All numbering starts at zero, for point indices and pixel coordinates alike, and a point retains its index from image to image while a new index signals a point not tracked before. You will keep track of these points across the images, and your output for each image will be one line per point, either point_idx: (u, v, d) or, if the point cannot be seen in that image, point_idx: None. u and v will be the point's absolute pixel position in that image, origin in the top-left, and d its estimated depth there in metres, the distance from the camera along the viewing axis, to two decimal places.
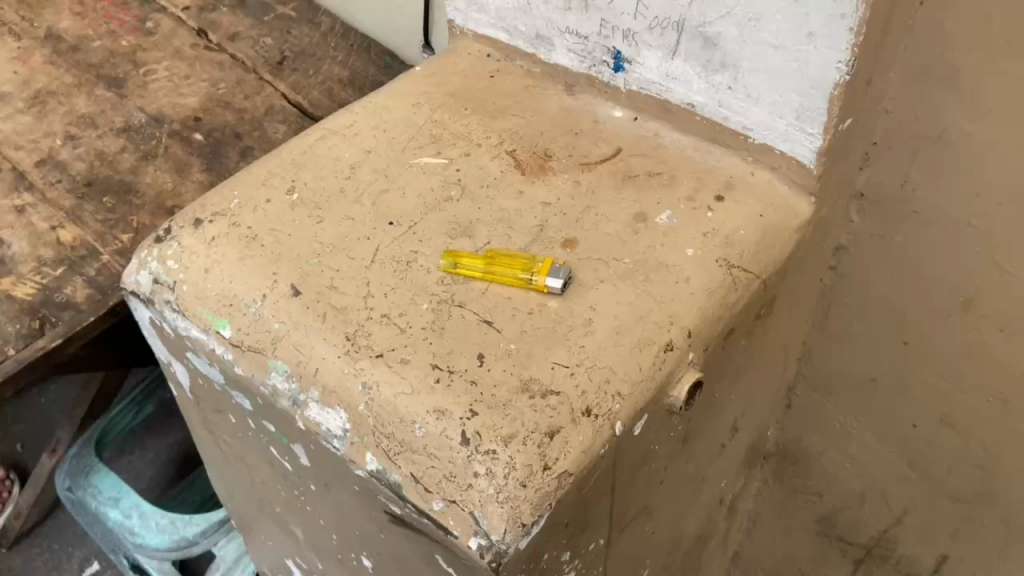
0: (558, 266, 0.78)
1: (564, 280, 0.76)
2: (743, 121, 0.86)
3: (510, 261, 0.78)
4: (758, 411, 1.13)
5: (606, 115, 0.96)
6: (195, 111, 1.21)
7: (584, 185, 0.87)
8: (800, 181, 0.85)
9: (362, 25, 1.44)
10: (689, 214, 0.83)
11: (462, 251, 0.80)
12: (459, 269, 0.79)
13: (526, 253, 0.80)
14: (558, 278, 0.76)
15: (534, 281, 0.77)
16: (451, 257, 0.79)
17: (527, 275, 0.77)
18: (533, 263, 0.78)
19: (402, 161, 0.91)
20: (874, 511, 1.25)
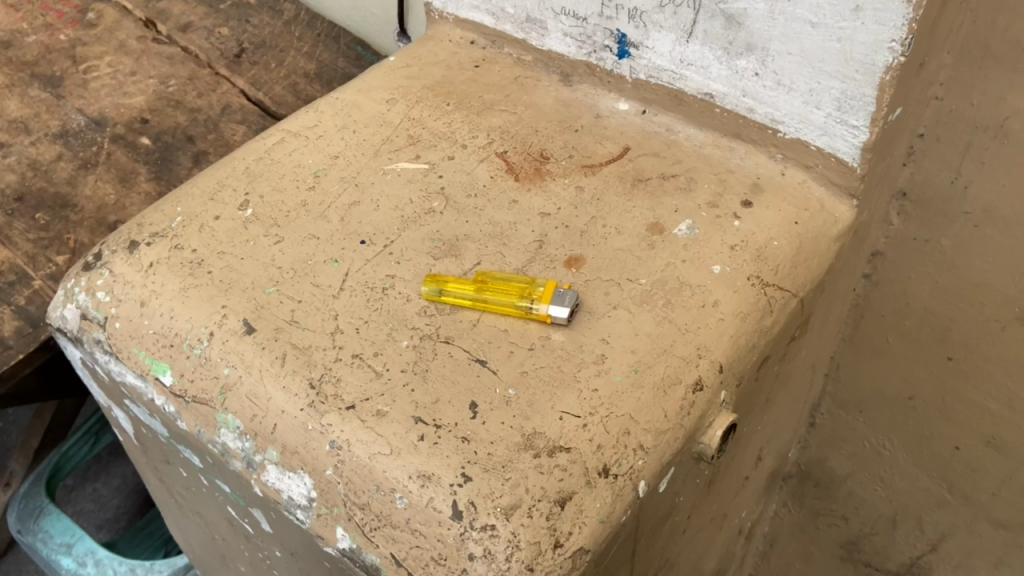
0: (563, 290, 0.65)
1: (571, 307, 0.63)
2: (772, 113, 0.74)
3: (503, 288, 0.66)
4: (783, 438, 1.01)
5: (608, 108, 0.83)
6: (141, 112, 1.08)
7: (588, 191, 0.74)
8: (839, 181, 0.73)
9: (331, 12, 1.31)
10: (713, 223, 0.71)
11: (445, 276, 0.67)
12: (440, 298, 0.66)
13: (521, 277, 0.67)
14: (564, 305, 0.63)
15: (535, 310, 0.64)
16: (433, 283, 0.67)
17: (526, 303, 0.64)
18: (531, 289, 0.65)
19: (374, 167, 0.78)
20: (906, 538, 1.13)
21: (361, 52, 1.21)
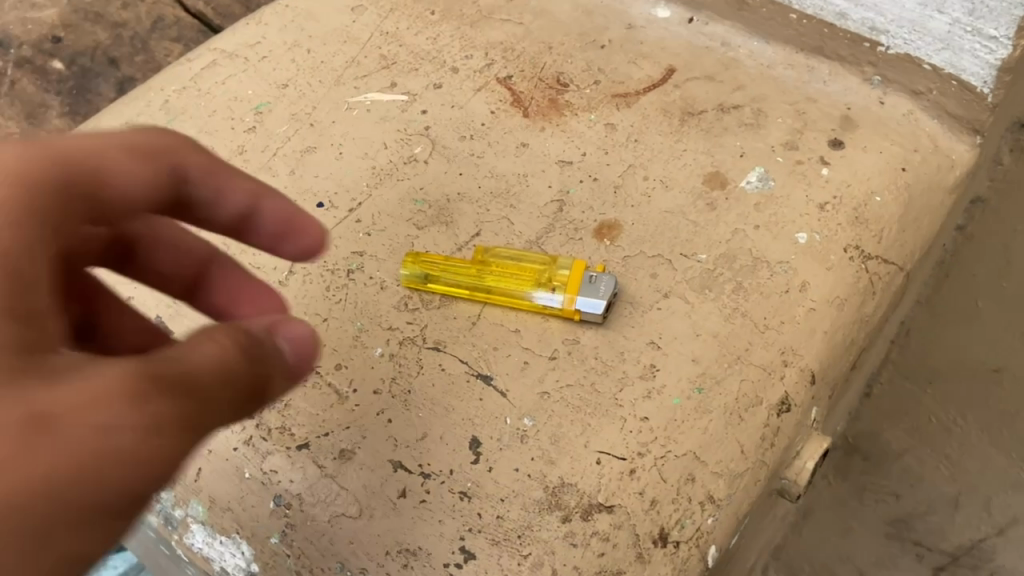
0: (595, 271, 0.47)
1: (607, 298, 0.45)
2: (872, 19, 0.54)
3: (508, 270, 0.48)
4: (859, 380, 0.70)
5: (643, 16, 0.63)
6: (53, 29, 0.85)
7: (621, 131, 0.56)
8: (961, 111, 0.54)
9: None
10: (793, 173, 0.53)
11: (419, 254, 0.49)
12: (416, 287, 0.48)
13: (532, 254, 0.49)
14: (598, 296, 0.45)
15: (557, 301, 0.46)
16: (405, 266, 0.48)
17: (544, 296, 0.46)
18: (548, 271, 0.47)
19: (335, 99, 0.58)
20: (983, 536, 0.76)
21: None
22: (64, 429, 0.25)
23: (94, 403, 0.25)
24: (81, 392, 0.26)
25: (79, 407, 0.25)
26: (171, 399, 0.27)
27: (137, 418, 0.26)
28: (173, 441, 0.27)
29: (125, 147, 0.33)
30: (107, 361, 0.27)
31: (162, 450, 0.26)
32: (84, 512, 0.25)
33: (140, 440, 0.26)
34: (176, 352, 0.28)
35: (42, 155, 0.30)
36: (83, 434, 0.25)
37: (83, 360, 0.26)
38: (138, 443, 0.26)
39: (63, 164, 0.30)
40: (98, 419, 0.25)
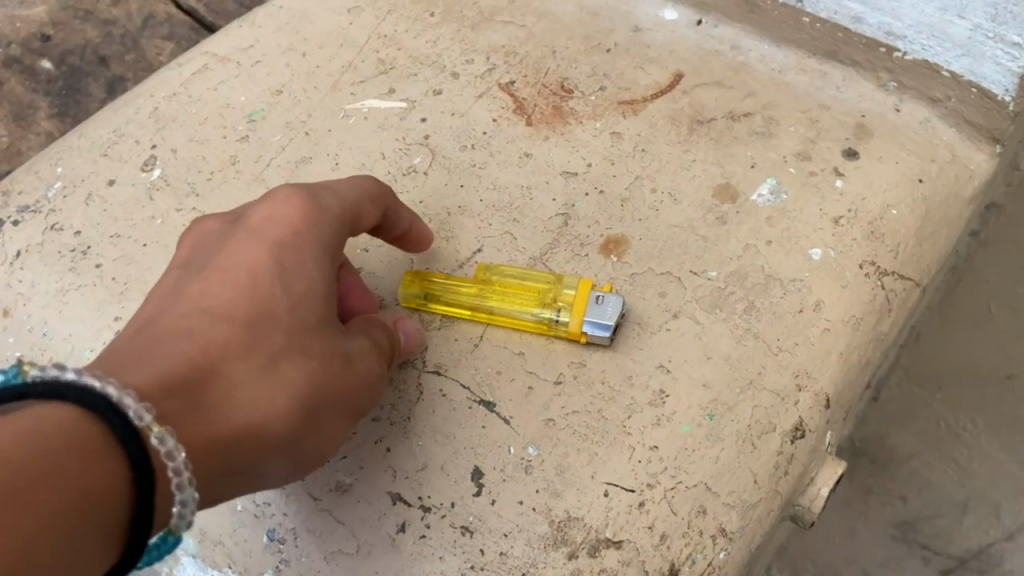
0: (601, 290, 0.44)
1: (614, 320, 0.43)
2: (889, 24, 0.52)
3: (510, 291, 0.46)
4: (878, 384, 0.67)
5: (649, 17, 0.61)
6: (40, 26, 0.82)
7: (628, 140, 0.54)
8: (980, 118, 0.52)
9: None
10: (806, 185, 0.51)
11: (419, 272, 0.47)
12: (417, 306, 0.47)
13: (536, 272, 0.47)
14: (604, 319, 0.43)
15: (562, 323, 0.44)
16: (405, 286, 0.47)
17: (548, 315, 0.44)
18: (553, 291, 0.45)
19: (331, 106, 0.56)
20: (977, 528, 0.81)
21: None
22: (324, 376, 0.38)
23: (337, 363, 0.38)
24: (334, 354, 0.38)
25: (331, 365, 0.38)
26: (370, 376, 0.40)
27: (356, 382, 0.39)
28: (368, 400, 0.40)
29: (373, 198, 0.43)
30: (357, 343, 0.40)
31: (369, 402, 0.40)
32: (315, 435, 0.38)
33: (352, 383, 0.39)
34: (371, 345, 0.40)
35: (346, 198, 0.42)
36: (332, 381, 0.38)
37: (344, 339, 0.39)
38: (349, 393, 0.39)
39: (351, 204, 0.42)
40: (340, 375, 0.38)
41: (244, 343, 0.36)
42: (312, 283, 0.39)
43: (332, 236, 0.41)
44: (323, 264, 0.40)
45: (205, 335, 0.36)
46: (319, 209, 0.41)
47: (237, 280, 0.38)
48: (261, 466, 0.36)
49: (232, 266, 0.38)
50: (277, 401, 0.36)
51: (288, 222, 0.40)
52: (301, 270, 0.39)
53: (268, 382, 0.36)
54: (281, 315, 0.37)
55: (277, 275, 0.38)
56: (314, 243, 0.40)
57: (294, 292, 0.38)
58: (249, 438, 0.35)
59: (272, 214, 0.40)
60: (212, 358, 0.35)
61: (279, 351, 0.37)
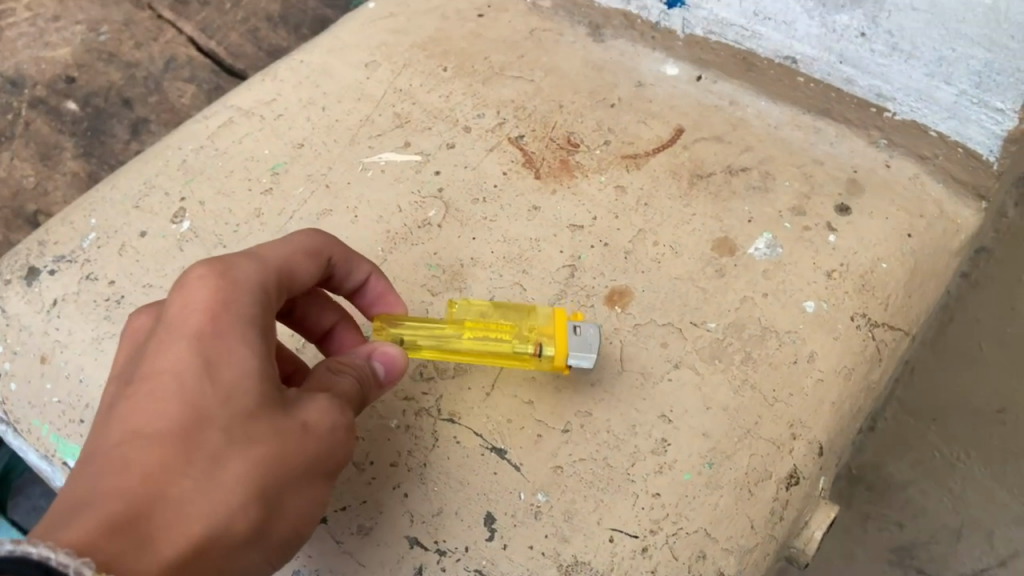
0: (576, 321, 0.46)
1: (593, 352, 0.45)
2: (879, 86, 0.55)
3: (487, 326, 0.47)
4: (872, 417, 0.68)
5: (652, 73, 0.64)
6: (66, 68, 0.85)
7: (632, 194, 0.57)
8: (966, 177, 0.55)
9: None
10: (801, 240, 0.54)
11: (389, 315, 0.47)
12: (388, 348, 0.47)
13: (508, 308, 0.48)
14: (586, 351, 0.45)
15: (546, 355, 0.45)
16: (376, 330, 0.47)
17: (526, 347, 0.45)
18: (531, 325, 0.46)
19: (349, 160, 0.59)
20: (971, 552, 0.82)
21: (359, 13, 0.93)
22: (279, 455, 0.37)
23: (291, 436, 0.37)
24: (287, 428, 0.37)
25: (284, 442, 0.37)
26: (331, 436, 0.39)
27: (315, 446, 0.38)
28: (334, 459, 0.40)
29: (304, 251, 0.43)
30: (311, 407, 0.39)
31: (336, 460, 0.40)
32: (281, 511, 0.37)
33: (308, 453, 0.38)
34: (328, 404, 0.39)
35: (265, 264, 0.41)
36: (285, 456, 0.37)
37: (295, 409, 0.38)
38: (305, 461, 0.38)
39: (268, 271, 0.41)
40: (297, 447, 0.37)
41: (188, 449, 0.35)
42: (244, 367, 0.37)
43: (259, 307, 0.39)
44: (252, 341, 0.38)
45: (144, 455, 0.34)
46: (236, 283, 0.39)
47: (163, 388, 0.36)
48: (230, 565, 0.35)
49: (157, 370, 0.36)
50: (236, 497, 0.35)
51: (205, 309, 0.38)
52: (231, 354, 0.37)
53: (223, 481, 0.35)
54: (216, 412, 0.36)
55: (206, 369, 0.36)
56: (240, 320, 0.38)
57: (226, 381, 0.36)
58: (214, 543, 0.34)
59: (189, 301, 0.38)
60: (156, 480, 0.33)
61: (225, 446, 0.35)
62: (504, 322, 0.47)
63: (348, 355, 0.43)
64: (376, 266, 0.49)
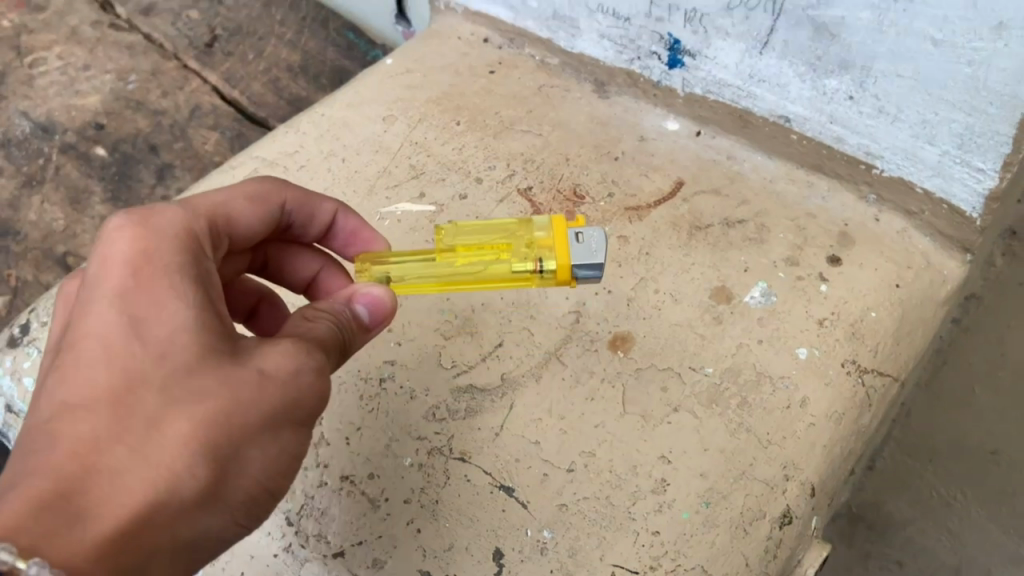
0: (577, 227, 0.48)
1: (603, 255, 0.47)
2: (868, 145, 0.58)
3: (485, 250, 0.50)
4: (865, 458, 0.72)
5: (654, 128, 0.68)
6: (96, 116, 0.89)
7: (634, 243, 0.60)
8: (951, 231, 0.58)
9: None
10: (794, 289, 0.57)
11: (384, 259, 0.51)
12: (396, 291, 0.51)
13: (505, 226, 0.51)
14: (581, 254, 0.47)
15: (547, 268, 0.48)
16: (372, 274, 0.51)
17: (523, 264, 0.48)
18: (531, 239, 0.49)
19: (368, 210, 0.63)
20: None
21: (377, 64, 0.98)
22: (226, 407, 0.37)
23: (239, 385, 0.38)
24: (230, 378, 0.38)
25: (234, 390, 0.38)
26: (296, 379, 0.40)
27: (269, 394, 0.39)
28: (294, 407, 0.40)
29: (245, 196, 0.48)
30: (262, 354, 0.39)
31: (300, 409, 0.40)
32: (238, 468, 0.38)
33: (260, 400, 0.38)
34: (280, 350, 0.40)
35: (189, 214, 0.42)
36: (234, 406, 0.37)
37: (245, 357, 0.38)
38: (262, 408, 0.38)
39: (188, 221, 0.43)
40: (249, 395, 0.38)
41: (121, 413, 0.36)
42: (175, 320, 0.38)
43: (182, 256, 0.40)
44: (180, 291, 0.39)
45: (76, 426, 0.35)
46: (158, 236, 0.41)
47: (94, 354, 0.37)
48: (187, 521, 0.36)
49: (83, 336, 0.37)
50: (180, 457, 0.36)
51: (126, 266, 0.39)
52: (155, 310, 0.38)
53: (160, 444, 0.36)
54: (150, 371, 0.36)
55: (130, 326, 0.37)
56: (162, 273, 0.39)
57: (157, 339, 0.37)
58: (160, 501, 0.35)
59: (106, 257, 0.39)
60: (88, 447, 0.34)
61: (161, 405, 0.36)
62: (500, 243, 0.50)
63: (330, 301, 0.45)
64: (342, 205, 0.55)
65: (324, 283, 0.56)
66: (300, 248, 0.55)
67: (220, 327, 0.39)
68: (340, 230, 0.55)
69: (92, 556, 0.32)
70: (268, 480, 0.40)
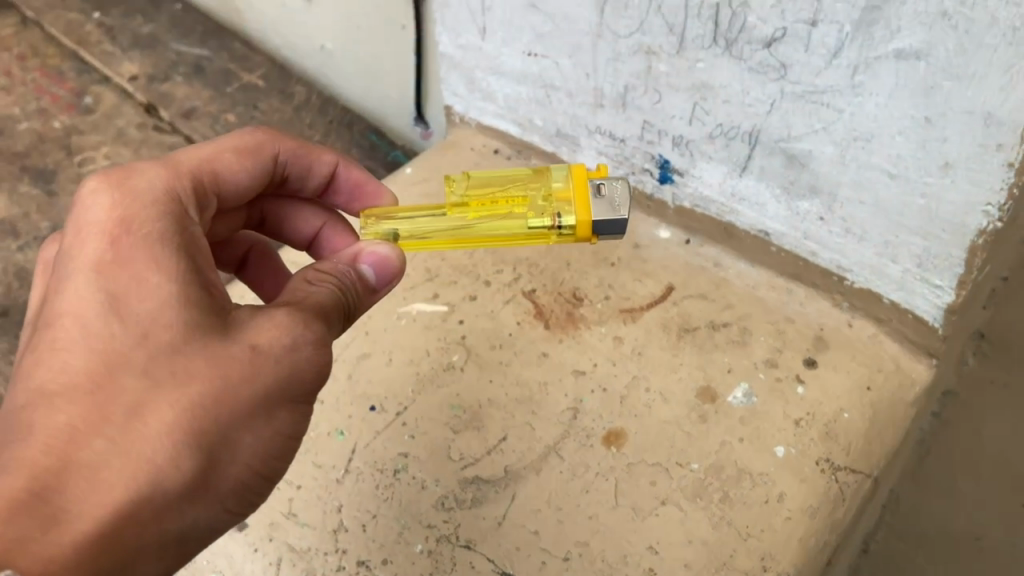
0: (598, 178, 0.53)
1: (626, 207, 0.52)
2: (838, 259, 0.64)
3: (507, 204, 0.56)
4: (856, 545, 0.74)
5: (648, 236, 0.74)
6: None
7: (628, 344, 0.66)
8: (917, 339, 0.63)
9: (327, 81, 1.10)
10: (773, 390, 0.62)
11: (409, 212, 0.57)
12: (421, 244, 0.57)
13: (529, 181, 0.56)
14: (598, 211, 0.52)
15: (565, 225, 0.53)
16: (397, 226, 0.57)
17: (538, 218, 0.54)
18: (554, 192, 0.54)
19: (387, 309, 0.70)
20: None
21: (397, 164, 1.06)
22: (210, 387, 0.42)
23: (227, 362, 0.43)
24: (217, 358, 0.43)
25: (218, 363, 0.42)
26: (289, 349, 0.45)
27: (257, 369, 0.43)
28: (278, 389, 0.45)
29: (234, 149, 0.55)
30: (256, 328, 0.44)
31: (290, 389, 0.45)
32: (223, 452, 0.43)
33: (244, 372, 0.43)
34: (272, 323, 0.45)
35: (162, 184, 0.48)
36: (218, 382, 0.42)
37: (232, 331, 0.44)
38: (250, 381, 0.43)
39: (168, 183, 0.49)
40: (236, 366, 0.43)
41: (104, 399, 0.41)
42: (154, 294, 0.43)
43: (161, 227, 0.45)
44: (156, 260, 0.44)
45: (62, 410, 0.40)
46: (146, 215, 0.46)
47: (78, 334, 0.42)
48: (179, 494, 0.41)
49: (69, 311, 0.43)
50: (161, 442, 0.41)
51: (104, 242, 0.44)
52: (138, 285, 0.43)
53: (143, 429, 0.41)
54: (129, 353, 0.42)
55: (113, 303, 0.43)
56: (147, 245, 0.44)
57: (136, 315, 0.42)
58: (143, 478, 0.40)
59: (92, 232, 0.45)
60: (71, 432, 0.40)
61: (144, 389, 0.41)
62: (511, 199, 0.56)
63: (333, 263, 0.51)
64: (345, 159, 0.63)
65: (329, 234, 0.64)
66: (304, 206, 0.64)
67: (204, 295, 0.44)
68: (342, 181, 0.63)
69: (73, 548, 0.38)
70: (262, 450, 0.45)
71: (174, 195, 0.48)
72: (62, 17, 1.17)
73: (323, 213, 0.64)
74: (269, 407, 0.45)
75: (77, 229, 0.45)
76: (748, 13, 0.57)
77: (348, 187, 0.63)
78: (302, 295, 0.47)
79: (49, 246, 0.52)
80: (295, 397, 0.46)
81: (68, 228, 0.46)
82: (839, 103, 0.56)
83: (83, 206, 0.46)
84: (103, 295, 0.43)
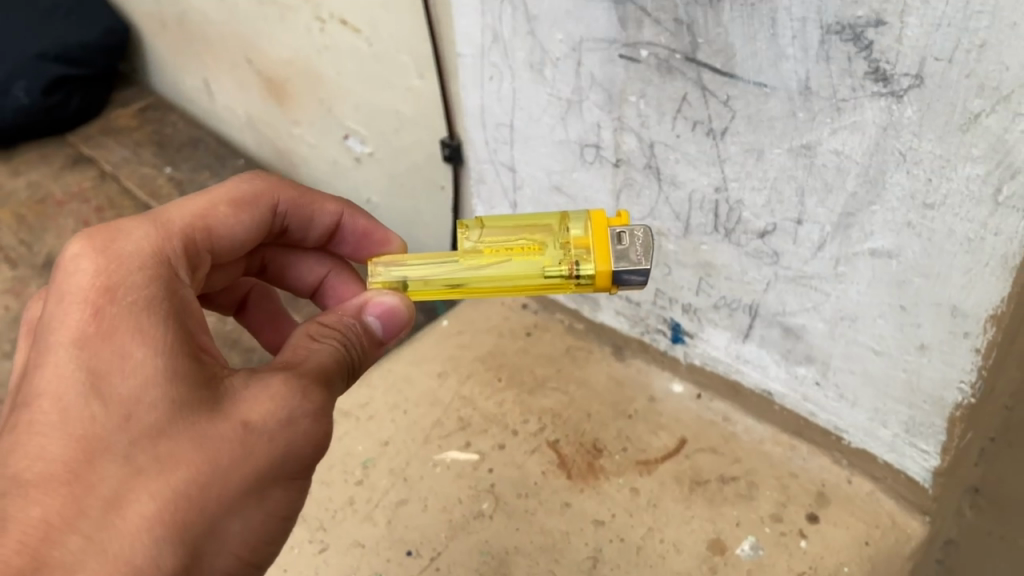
0: (620, 225, 0.49)
1: (648, 259, 0.47)
2: (836, 421, 0.71)
3: (522, 251, 0.51)
4: None
5: (662, 390, 0.81)
6: None
7: (644, 494, 0.72)
8: (910, 496, 0.69)
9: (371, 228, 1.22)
10: (778, 543, 0.67)
11: (422, 259, 0.54)
12: (432, 295, 0.54)
13: (551, 228, 0.52)
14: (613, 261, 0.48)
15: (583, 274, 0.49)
16: (404, 275, 0.54)
17: (555, 267, 0.50)
18: (573, 237, 0.50)
19: (423, 457, 0.76)
20: None
21: (433, 308, 1.15)
22: (198, 469, 0.43)
23: (220, 440, 0.44)
24: (203, 440, 0.44)
25: (207, 444, 0.44)
26: (282, 422, 0.47)
27: (250, 447, 0.45)
28: (266, 470, 0.46)
29: (228, 200, 0.58)
30: (249, 403, 0.46)
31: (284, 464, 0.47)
32: (206, 540, 0.44)
33: (235, 450, 0.45)
34: (265, 395, 0.47)
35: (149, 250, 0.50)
36: (208, 464, 0.44)
37: (223, 408, 0.45)
38: (242, 459, 0.45)
39: (156, 246, 0.51)
40: (228, 445, 0.45)
41: (81, 489, 0.41)
42: (136, 369, 0.44)
43: (145, 296, 0.47)
44: (138, 329, 0.45)
45: (38, 501, 0.41)
46: (133, 287, 0.47)
47: (59, 415, 0.43)
48: None
49: (48, 388, 0.44)
50: (144, 531, 0.42)
51: (86, 313, 0.45)
52: (121, 363, 0.44)
53: (122, 523, 0.41)
54: (113, 435, 0.43)
55: (95, 379, 0.44)
56: (131, 318, 0.46)
57: (120, 395, 0.43)
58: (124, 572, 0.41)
59: (77, 303, 0.46)
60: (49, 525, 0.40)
61: (125, 476, 0.42)
62: (529, 245, 0.52)
63: (339, 316, 0.53)
64: (350, 205, 0.66)
65: (333, 280, 0.69)
66: (311, 255, 0.69)
67: (188, 366, 0.45)
68: (348, 229, 0.67)
69: None
70: (249, 528, 0.47)
71: (161, 263, 0.50)
72: (138, 171, 1.33)
73: (328, 260, 0.69)
74: (261, 484, 0.46)
75: (60, 301, 0.46)
76: (743, 209, 0.66)
77: (354, 238, 0.67)
78: (304, 355, 0.50)
79: (33, 308, 0.54)
80: (282, 476, 0.47)
81: (51, 296, 0.47)
82: (825, 287, 0.64)
83: (68, 277, 0.47)
84: (86, 369, 0.44)
